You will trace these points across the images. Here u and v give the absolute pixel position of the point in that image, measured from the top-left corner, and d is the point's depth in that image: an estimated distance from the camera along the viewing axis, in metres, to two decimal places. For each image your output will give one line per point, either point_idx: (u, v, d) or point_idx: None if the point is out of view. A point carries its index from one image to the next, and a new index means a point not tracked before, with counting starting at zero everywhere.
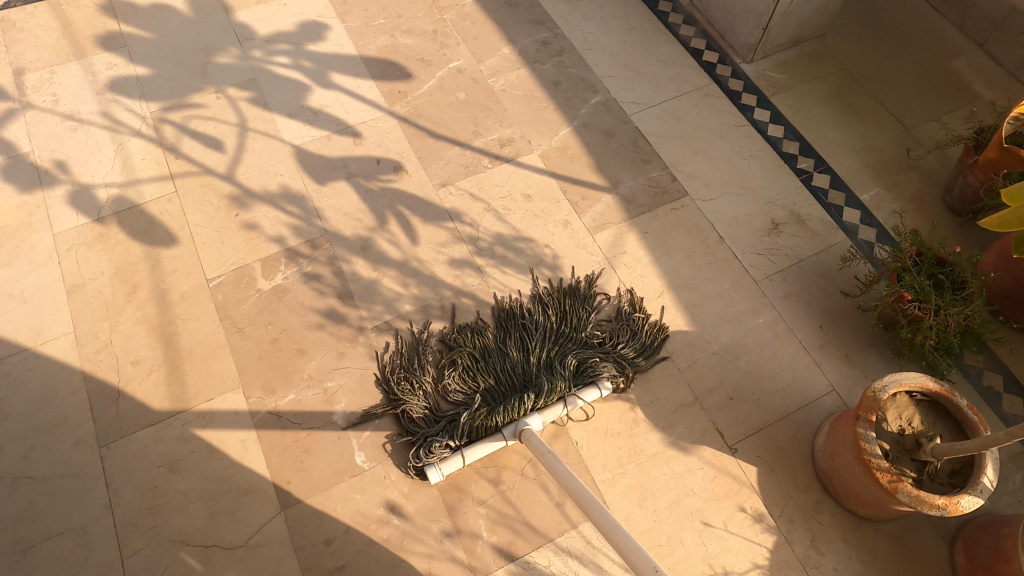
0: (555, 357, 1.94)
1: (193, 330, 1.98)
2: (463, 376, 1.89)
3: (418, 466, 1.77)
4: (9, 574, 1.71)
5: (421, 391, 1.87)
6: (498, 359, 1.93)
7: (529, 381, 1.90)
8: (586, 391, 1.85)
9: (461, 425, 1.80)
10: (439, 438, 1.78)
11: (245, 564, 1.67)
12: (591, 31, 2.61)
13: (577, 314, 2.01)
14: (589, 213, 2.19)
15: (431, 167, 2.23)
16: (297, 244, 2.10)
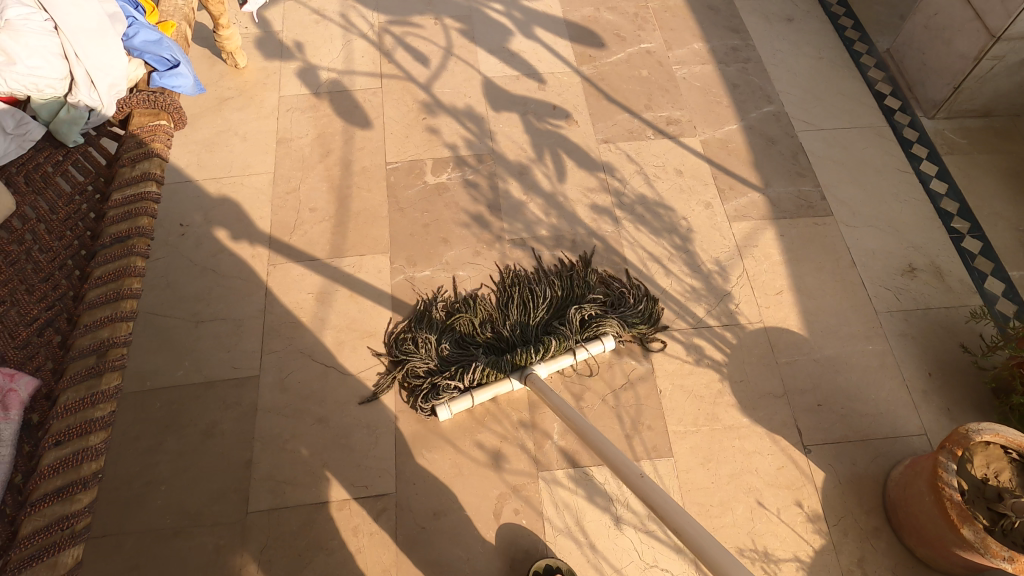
0: (558, 312, 2.05)
1: (364, 200, 2.25)
2: (466, 334, 2.00)
3: (427, 407, 1.87)
4: (176, 336, 2.01)
5: (425, 348, 1.94)
6: (499, 321, 2.02)
7: (532, 338, 1.99)
8: (592, 343, 1.95)
9: (471, 370, 1.89)
10: (450, 381, 1.89)
11: (353, 389, 1.92)
12: (783, 50, 2.70)
13: (585, 283, 2.08)
14: (732, 203, 2.32)
15: (599, 124, 2.44)
16: (467, 154, 2.34)
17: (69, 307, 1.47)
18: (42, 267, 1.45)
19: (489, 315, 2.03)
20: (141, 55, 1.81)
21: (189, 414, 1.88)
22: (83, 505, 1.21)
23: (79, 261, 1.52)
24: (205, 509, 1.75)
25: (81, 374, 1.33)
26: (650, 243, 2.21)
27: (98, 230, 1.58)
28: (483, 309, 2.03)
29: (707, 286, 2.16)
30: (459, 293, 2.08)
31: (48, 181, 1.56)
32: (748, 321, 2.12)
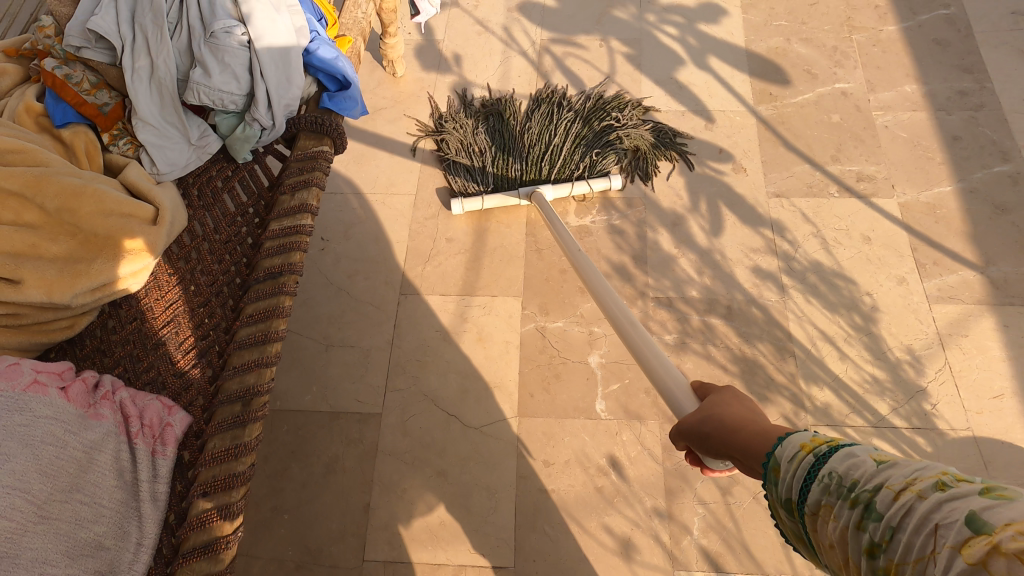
0: (587, 150, 2.21)
1: (503, 235, 2.12)
2: (531, 133, 2.25)
3: (456, 193, 2.17)
4: (304, 358, 1.98)
5: (470, 150, 2.23)
6: (518, 147, 2.23)
7: (554, 159, 2.20)
8: (598, 179, 2.13)
9: (492, 176, 2.17)
10: (474, 184, 2.15)
11: (475, 445, 1.80)
12: (1020, 98, 2.26)
13: (627, 123, 2.26)
14: (935, 280, 2.00)
15: (771, 174, 2.19)
16: (617, 197, 2.16)
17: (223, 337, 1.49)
18: (201, 292, 1.53)
19: (540, 114, 2.30)
20: (317, 73, 1.81)
21: (315, 443, 1.85)
22: (225, 566, 1.17)
23: (233, 288, 1.56)
24: (322, 548, 1.71)
25: (227, 421, 1.29)
26: (823, 320, 1.95)
27: (253, 256, 1.61)
28: (517, 126, 2.28)
29: (894, 377, 1.87)
30: (491, 109, 2.34)
31: (213, 206, 1.67)
32: (951, 427, 1.79)
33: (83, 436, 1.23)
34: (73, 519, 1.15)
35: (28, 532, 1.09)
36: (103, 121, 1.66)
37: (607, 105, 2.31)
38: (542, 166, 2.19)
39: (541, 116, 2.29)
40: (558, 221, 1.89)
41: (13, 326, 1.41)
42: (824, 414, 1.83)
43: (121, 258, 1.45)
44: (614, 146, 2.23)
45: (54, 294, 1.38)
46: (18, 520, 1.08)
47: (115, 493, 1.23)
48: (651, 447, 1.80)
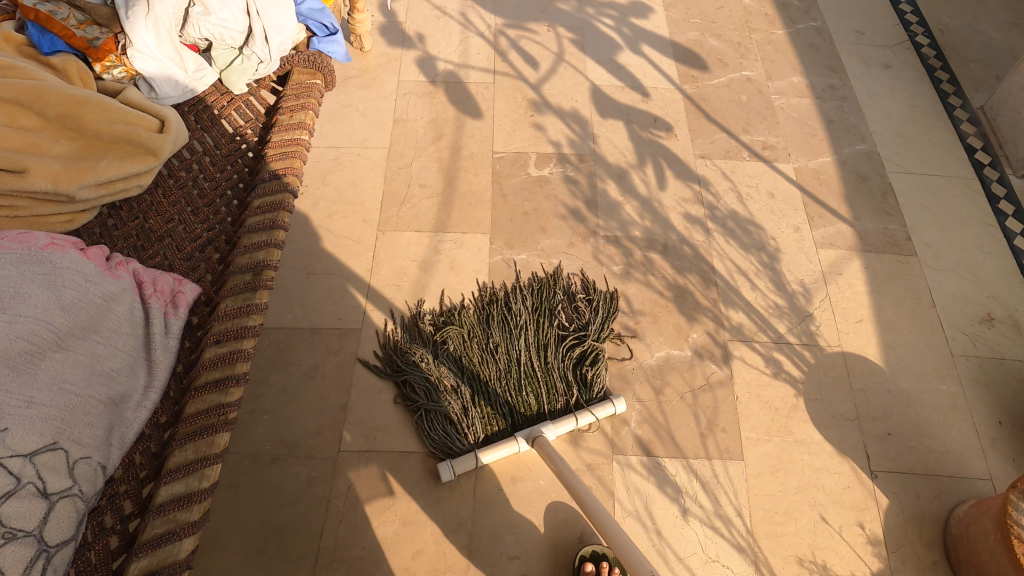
0: (568, 353, 2.00)
1: (471, 182, 2.35)
2: (476, 369, 1.94)
3: (433, 441, 1.83)
4: (287, 282, 2.11)
5: (426, 366, 1.90)
6: (488, 352, 1.97)
7: (529, 378, 1.93)
8: (602, 406, 1.88)
9: (474, 413, 1.85)
10: (450, 403, 1.85)
11: None
12: (872, 90, 2.78)
13: (591, 321, 2.05)
14: (821, 231, 2.39)
15: (697, 140, 2.56)
16: (569, 152, 2.46)
17: (228, 231, 1.65)
18: (206, 193, 1.66)
19: (485, 346, 1.98)
20: (305, 21, 2.08)
21: (294, 352, 1.98)
22: (235, 398, 1.30)
23: (236, 192, 1.70)
24: (300, 441, 1.84)
25: (239, 287, 1.43)
26: (738, 257, 2.29)
27: (255, 167, 1.77)
28: (468, 318, 2.02)
29: (791, 305, 2.21)
30: (446, 311, 2.07)
31: (213, 126, 1.81)
32: (827, 343, 2.15)
33: (101, 286, 1.30)
34: (90, 352, 1.23)
35: (50, 354, 1.17)
36: (94, 52, 1.71)
37: (557, 293, 2.09)
38: (528, 399, 1.90)
39: (498, 325, 2.01)
40: (573, 474, 1.61)
41: (12, 219, 1.39)
42: (739, 331, 2.14)
43: (126, 159, 1.52)
44: (574, 328, 2.04)
45: (60, 184, 1.40)
46: (40, 342, 1.16)
47: (128, 341, 1.31)
48: None
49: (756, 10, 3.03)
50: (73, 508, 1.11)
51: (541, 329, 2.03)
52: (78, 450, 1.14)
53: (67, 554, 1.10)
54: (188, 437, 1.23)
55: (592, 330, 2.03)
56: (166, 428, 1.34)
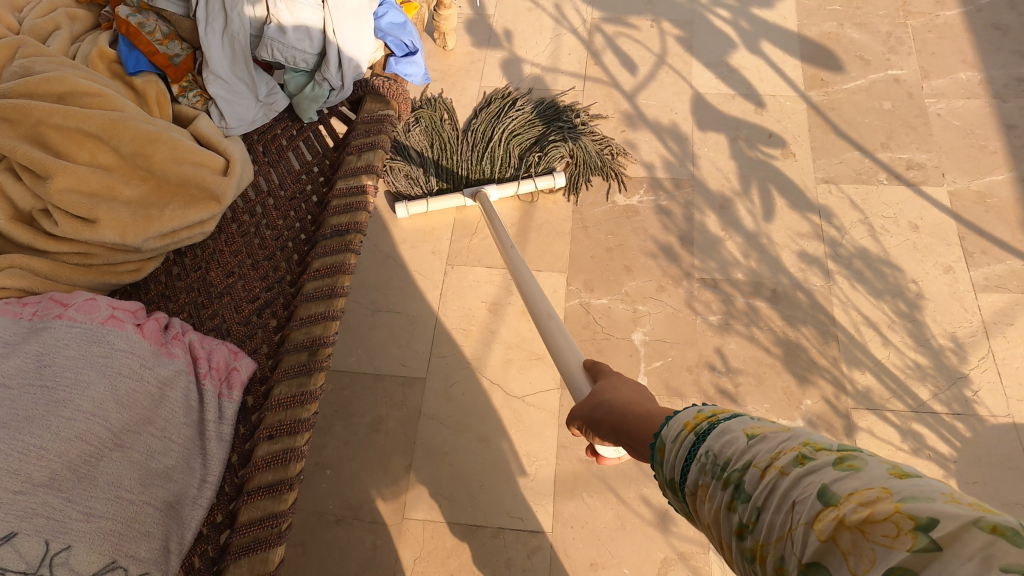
0: (527, 148, 2.19)
1: (551, 211, 2.12)
2: (468, 158, 2.17)
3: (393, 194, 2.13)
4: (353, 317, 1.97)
5: (412, 175, 2.11)
6: (458, 161, 2.16)
7: (493, 160, 2.15)
8: (543, 177, 2.10)
9: (427, 178, 2.12)
10: (411, 182, 2.10)
11: (518, 413, 1.81)
12: None
13: (547, 138, 2.20)
14: (982, 269, 1.99)
15: (820, 160, 2.20)
16: (664, 176, 2.16)
17: (287, 292, 1.44)
18: (267, 244, 1.48)
19: (472, 129, 2.24)
20: (383, 37, 1.74)
21: (357, 399, 1.85)
22: (289, 505, 1.16)
23: (299, 244, 1.50)
24: (365, 503, 1.72)
25: (293, 369, 1.26)
26: (867, 304, 1.96)
27: (319, 213, 1.55)
28: (445, 128, 2.19)
29: (937, 365, 1.87)
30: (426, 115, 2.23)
31: (280, 159, 1.62)
32: (991, 413, 1.80)
33: (155, 371, 1.18)
34: (146, 448, 1.11)
35: (106, 456, 1.06)
36: (174, 72, 1.59)
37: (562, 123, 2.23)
38: (476, 172, 2.15)
39: (487, 145, 2.18)
40: (500, 221, 1.75)
41: (81, 265, 1.35)
42: (866, 398, 1.84)
43: (190, 207, 1.41)
44: (562, 128, 2.19)
45: (127, 236, 1.33)
46: (96, 443, 1.05)
47: (183, 430, 1.18)
48: None
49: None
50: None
51: (517, 139, 2.21)
52: (137, 565, 1.03)
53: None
54: (241, 552, 1.11)
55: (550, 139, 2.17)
56: (223, 528, 1.19)
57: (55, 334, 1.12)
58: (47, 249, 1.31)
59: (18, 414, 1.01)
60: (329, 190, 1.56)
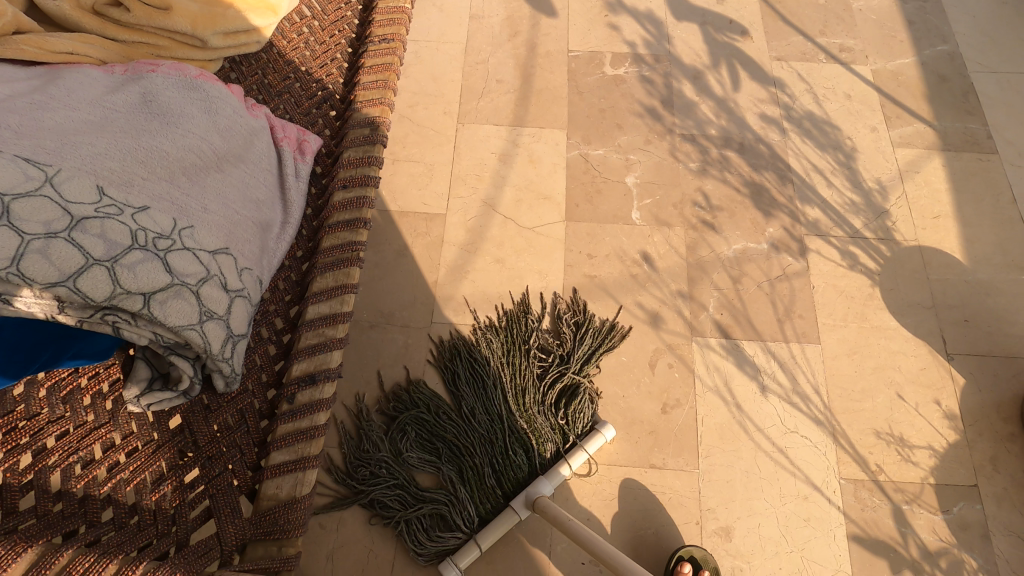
0: (547, 379, 1.83)
1: (547, 79, 2.36)
2: (484, 410, 1.77)
3: (427, 551, 1.63)
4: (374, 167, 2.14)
5: (451, 511, 1.66)
6: (454, 424, 1.77)
7: (510, 436, 1.74)
8: (591, 440, 1.73)
9: (456, 514, 1.65)
10: (419, 516, 1.65)
11: (530, 239, 2.06)
12: None
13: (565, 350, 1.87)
14: (898, 130, 2.37)
15: (773, 42, 2.51)
16: (645, 53, 2.44)
17: (340, 91, 1.64)
18: (317, 55, 1.64)
19: (480, 376, 1.82)
20: None
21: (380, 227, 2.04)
22: (364, 238, 1.38)
23: (346, 55, 1.69)
24: (395, 311, 1.93)
25: (359, 139, 1.50)
26: (815, 156, 2.29)
27: (361, 33, 1.74)
28: (445, 426, 1.76)
29: (867, 202, 2.22)
30: (391, 393, 1.82)
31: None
32: (905, 238, 2.17)
33: (245, 121, 1.31)
34: (241, 178, 1.25)
35: (211, 173, 1.19)
36: None
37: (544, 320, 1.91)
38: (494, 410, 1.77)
39: (470, 385, 1.81)
40: (581, 526, 1.49)
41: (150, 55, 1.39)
42: (815, 226, 2.17)
43: (250, 11, 1.47)
44: (556, 360, 1.85)
45: (197, 27, 1.39)
46: (202, 159, 1.19)
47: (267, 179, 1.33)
48: (675, 246, 2.10)
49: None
50: (245, 309, 1.15)
51: (522, 372, 1.83)
52: (242, 261, 1.18)
53: (244, 345, 1.15)
54: (327, 267, 1.33)
55: (573, 362, 1.85)
56: (303, 262, 1.38)
57: (156, 78, 1.23)
58: (119, 37, 1.36)
59: (136, 126, 1.14)
60: (370, 16, 1.73)
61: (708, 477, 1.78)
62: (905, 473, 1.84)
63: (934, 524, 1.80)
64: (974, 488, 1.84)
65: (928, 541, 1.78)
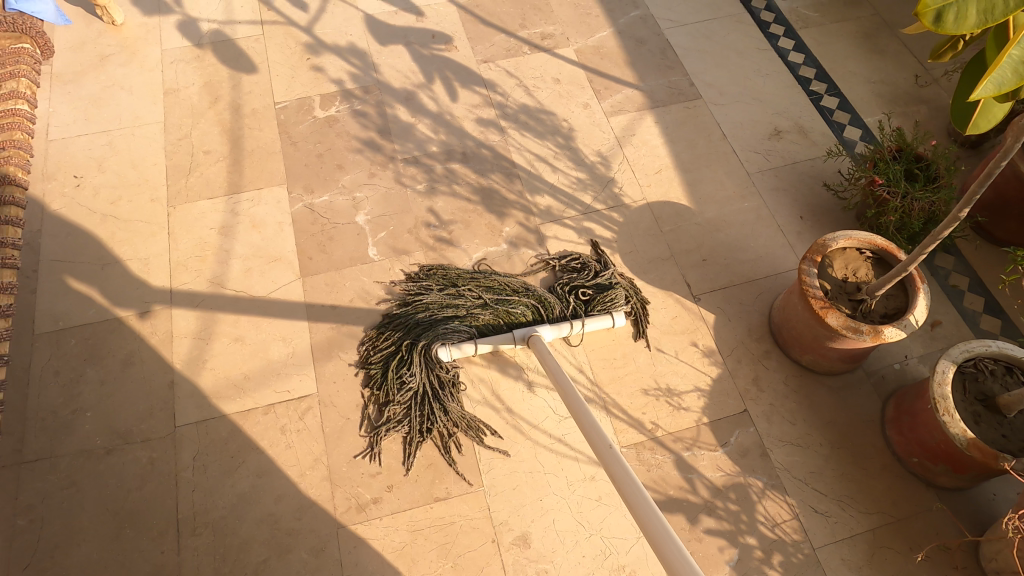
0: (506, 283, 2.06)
1: (257, 138, 2.35)
2: (481, 293, 2.04)
3: (425, 356, 1.93)
4: (82, 280, 2.03)
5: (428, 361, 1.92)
6: (476, 318, 1.99)
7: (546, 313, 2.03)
8: (596, 319, 1.97)
9: (416, 360, 1.91)
10: (418, 350, 1.93)
11: (268, 308, 2.02)
12: None
13: (594, 270, 2.11)
14: (609, 100, 2.49)
15: (477, 46, 2.60)
16: (353, 87, 2.49)
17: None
18: None
19: (498, 290, 2.04)
20: None
21: (105, 346, 1.93)
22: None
23: None
24: (133, 427, 1.82)
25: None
26: (535, 145, 2.38)
27: None
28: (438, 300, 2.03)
29: (592, 175, 2.32)
30: (393, 315, 2.01)
31: None
32: (633, 201, 2.27)
33: None
34: None
35: None
36: None
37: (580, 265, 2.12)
38: (519, 312, 2.01)
39: (487, 287, 2.05)
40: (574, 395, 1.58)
41: None
42: (548, 213, 2.24)
43: None
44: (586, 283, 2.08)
45: None
46: None
47: None
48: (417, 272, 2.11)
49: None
50: None
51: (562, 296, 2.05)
52: None
53: None
54: None
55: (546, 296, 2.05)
56: None
57: None
58: None
59: None
60: None
61: (495, 490, 1.79)
62: (679, 421, 1.91)
63: (716, 459, 1.86)
64: (745, 413, 1.92)
65: (715, 479, 1.84)
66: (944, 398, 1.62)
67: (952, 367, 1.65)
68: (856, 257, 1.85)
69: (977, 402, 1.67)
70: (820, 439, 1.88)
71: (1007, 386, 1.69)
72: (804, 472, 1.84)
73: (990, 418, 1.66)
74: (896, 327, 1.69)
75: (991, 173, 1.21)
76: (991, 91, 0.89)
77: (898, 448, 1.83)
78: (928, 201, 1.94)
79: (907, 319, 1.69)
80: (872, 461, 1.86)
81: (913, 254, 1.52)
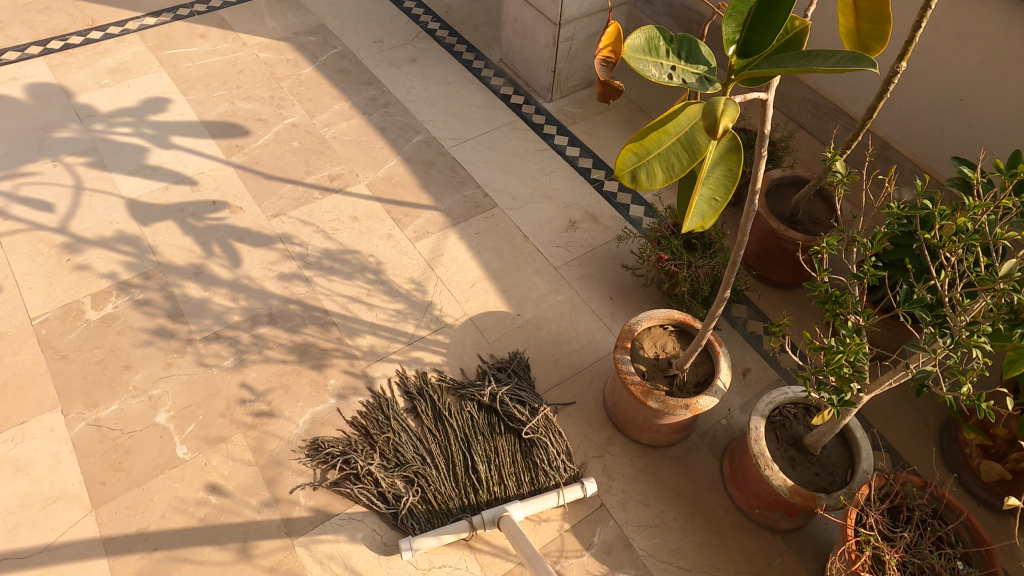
0: None
1: (11, 364, 2.20)
2: None
3: None
4: None
5: None
6: None
7: None
8: None
9: None
10: None
11: (47, 563, 1.80)
12: (405, 91, 3.18)
13: None
14: (411, 227, 2.52)
15: (265, 203, 2.64)
16: (130, 277, 2.44)
17: None
18: None
19: None
20: None
21: None
22: None
23: None
24: None
25: None
26: (346, 288, 2.33)
27: None
28: None
29: (410, 304, 2.30)
30: None
31: None
32: (455, 319, 2.27)
33: None
34: None
35: None
36: None
37: None
38: None
39: None
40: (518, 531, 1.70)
41: None
42: (373, 353, 2.17)
43: None
44: None
45: None
46: None
47: None
48: (239, 458, 1.97)
49: (276, 59, 3.47)
50: None
51: None
52: None
53: None
54: None
55: None
56: None
57: None
58: None
59: None
60: None
61: None
62: (542, 536, 1.87)
63: (585, 564, 1.82)
64: (602, 508, 1.92)
65: None
66: (763, 452, 1.76)
67: (763, 421, 1.81)
68: (661, 333, 1.99)
69: (790, 447, 1.85)
70: (676, 512, 1.92)
71: (810, 425, 1.89)
72: (667, 551, 1.85)
73: (803, 460, 1.83)
74: (708, 395, 1.81)
75: (736, 261, 1.47)
76: (698, 221, 1.14)
77: (741, 503, 1.91)
78: (710, 266, 2.15)
79: (716, 384, 1.83)
80: (723, 521, 1.92)
81: (707, 322, 1.68)
